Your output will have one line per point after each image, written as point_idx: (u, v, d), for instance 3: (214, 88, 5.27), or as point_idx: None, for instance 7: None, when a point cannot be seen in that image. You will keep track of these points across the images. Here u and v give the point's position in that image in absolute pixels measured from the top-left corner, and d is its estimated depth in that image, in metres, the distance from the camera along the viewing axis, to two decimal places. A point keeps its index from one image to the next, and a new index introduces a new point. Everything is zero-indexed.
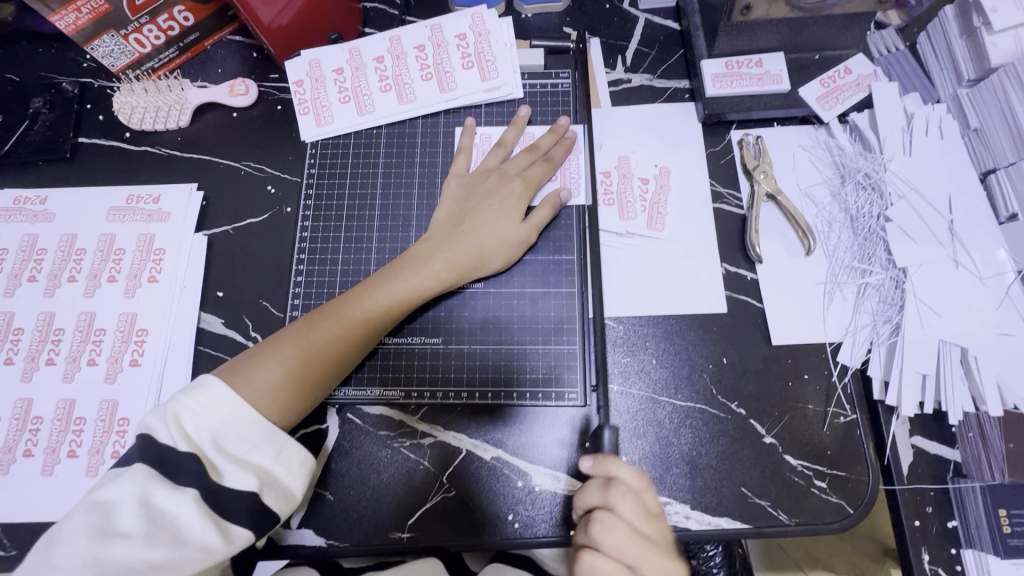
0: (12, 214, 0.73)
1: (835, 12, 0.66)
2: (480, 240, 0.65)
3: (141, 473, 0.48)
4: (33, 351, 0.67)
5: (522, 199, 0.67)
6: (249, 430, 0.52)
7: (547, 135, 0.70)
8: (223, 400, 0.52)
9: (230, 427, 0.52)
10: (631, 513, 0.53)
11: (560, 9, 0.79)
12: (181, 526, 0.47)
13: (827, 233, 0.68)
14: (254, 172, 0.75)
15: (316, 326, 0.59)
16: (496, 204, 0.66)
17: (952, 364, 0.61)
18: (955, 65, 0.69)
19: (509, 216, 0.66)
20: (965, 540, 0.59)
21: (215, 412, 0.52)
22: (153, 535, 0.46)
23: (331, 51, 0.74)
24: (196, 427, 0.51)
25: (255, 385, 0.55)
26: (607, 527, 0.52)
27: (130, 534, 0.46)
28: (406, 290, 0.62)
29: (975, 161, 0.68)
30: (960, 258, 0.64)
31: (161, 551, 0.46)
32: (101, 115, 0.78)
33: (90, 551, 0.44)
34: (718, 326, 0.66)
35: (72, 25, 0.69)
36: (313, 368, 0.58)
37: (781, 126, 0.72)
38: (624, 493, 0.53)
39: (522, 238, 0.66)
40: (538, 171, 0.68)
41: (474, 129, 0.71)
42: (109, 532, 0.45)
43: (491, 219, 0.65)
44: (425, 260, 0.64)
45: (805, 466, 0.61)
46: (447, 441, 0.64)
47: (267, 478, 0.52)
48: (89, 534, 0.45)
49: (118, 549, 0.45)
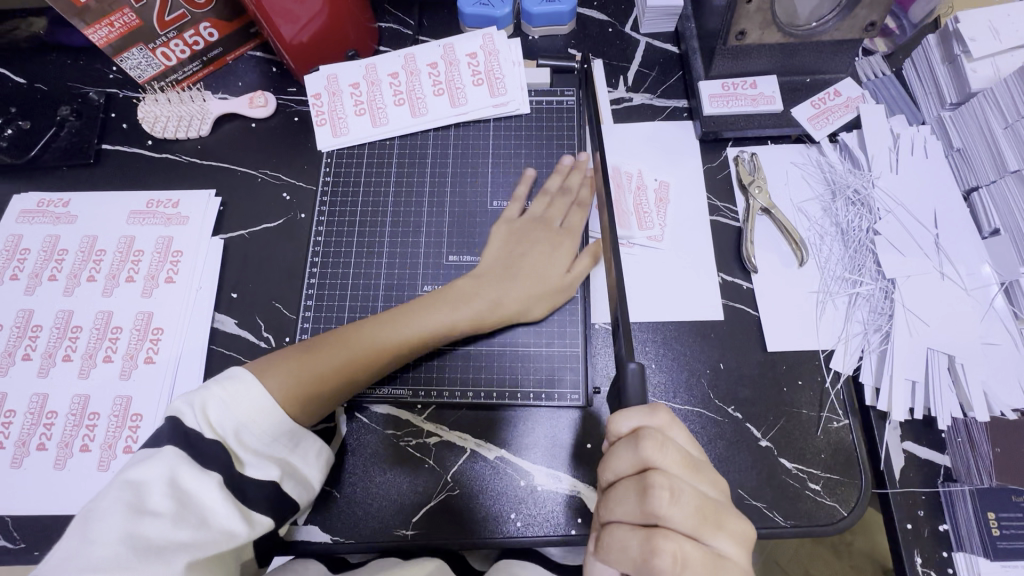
0: (35, 216, 0.75)
1: (825, 38, 0.71)
2: (497, 296, 0.66)
3: (172, 455, 0.47)
4: (50, 348, 0.69)
5: (571, 249, 0.70)
6: (272, 426, 0.54)
7: (574, 173, 0.74)
8: (253, 394, 0.53)
9: (252, 420, 0.53)
10: (675, 459, 0.46)
11: (566, 32, 0.83)
12: (208, 510, 0.47)
13: (819, 246, 0.71)
14: (270, 179, 0.78)
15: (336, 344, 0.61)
16: (548, 252, 0.69)
17: (939, 372, 0.63)
18: (937, 90, 0.73)
19: (559, 265, 0.68)
20: (955, 543, 0.60)
21: (241, 402, 0.53)
22: (182, 515, 0.45)
23: (348, 67, 0.78)
24: (222, 418, 0.52)
25: (284, 383, 0.57)
26: (670, 493, 0.45)
27: (161, 513, 0.45)
28: (422, 330, 0.64)
29: (958, 179, 0.71)
30: (946, 270, 0.66)
31: (190, 531, 0.45)
32: (125, 123, 0.81)
33: (125, 525, 0.43)
34: (716, 333, 0.68)
35: (104, 39, 0.72)
36: (326, 386, 0.59)
37: (774, 144, 0.76)
38: (662, 444, 0.46)
39: (563, 287, 0.68)
40: (578, 218, 0.72)
41: (531, 178, 0.74)
42: (141, 509, 0.44)
43: (543, 268, 0.68)
44: (465, 300, 0.65)
45: (800, 470, 0.63)
46: (451, 441, 0.65)
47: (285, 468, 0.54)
48: (122, 510, 0.43)
49: (149, 526, 0.44)
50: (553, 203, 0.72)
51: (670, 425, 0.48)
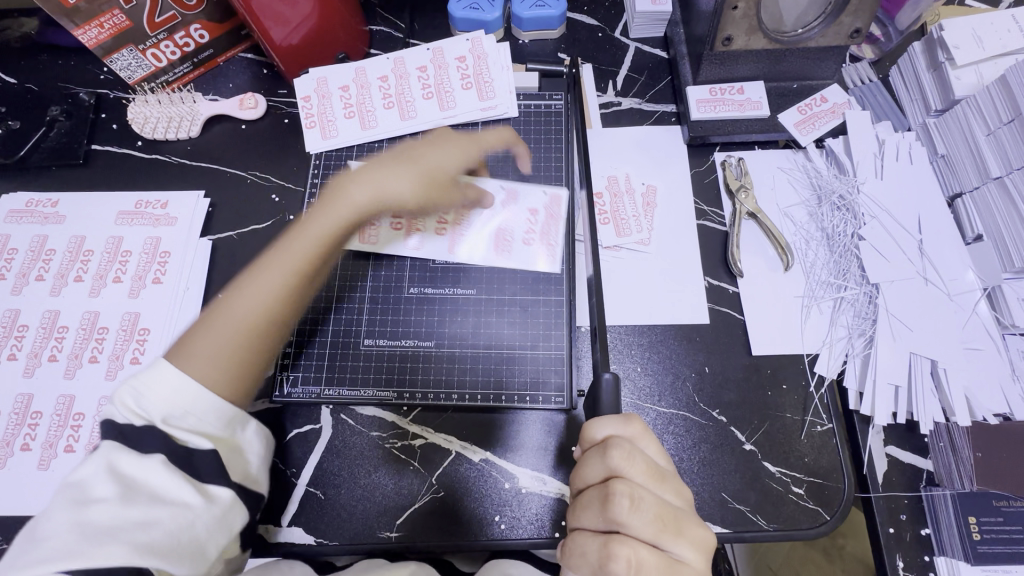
0: (23, 216, 0.75)
1: (811, 45, 0.71)
2: (429, 170, 0.63)
3: (106, 445, 0.45)
4: (36, 348, 0.69)
5: (472, 150, 0.66)
6: (195, 403, 0.48)
7: (498, 131, 0.71)
8: (165, 375, 0.47)
9: (175, 404, 0.47)
10: (642, 470, 0.47)
11: (555, 36, 0.84)
12: (157, 487, 0.44)
13: (804, 251, 0.71)
14: (259, 181, 0.78)
15: (243, 294, 0.53)
16: (441, 145, 0.65)
17: (922, 377, 0.63)
18: (923, 97, 0.74)
19: (457, 154, 0.65)
20: (937, 547, 0.60)
21: (157, 389, 0.47)
22: (128, 496, 0.43)
23: (338, 69, 0.78)
24: (142, 403, 0.47)
25: (198, 363, 0.49)
26: (635, 501, 0.45)
27: (107, 498, 0.42)
28: (320, 233, 0.57)
29: (943, 185, 0.72)
30: (929, 275, 0.67)
31: (140, 509, 0.43)
32: (115, 124, 0.81)
33: (69, 516, 0.41)
34: (701, 336, 0.68)
35: (94, 40, 0.73)
36: (250, 352, 0.52)
37: (761, 149, 0.77)
38: (630, 453, 0.47)
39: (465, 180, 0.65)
40: (494, 137, 0.70)
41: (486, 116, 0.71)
42: (85, 499, 0.42)
43: (440, 156, 0.64)
44: (350, 181, 0.59)
45: (784, 473, 0.63)
46: (436, 443, 0.65)
47: (227, 443, 0.50)
48: (65, 504, 0.42)
49: (96, 512, 0.42)
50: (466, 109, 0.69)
51: (641, 437, 0.50)
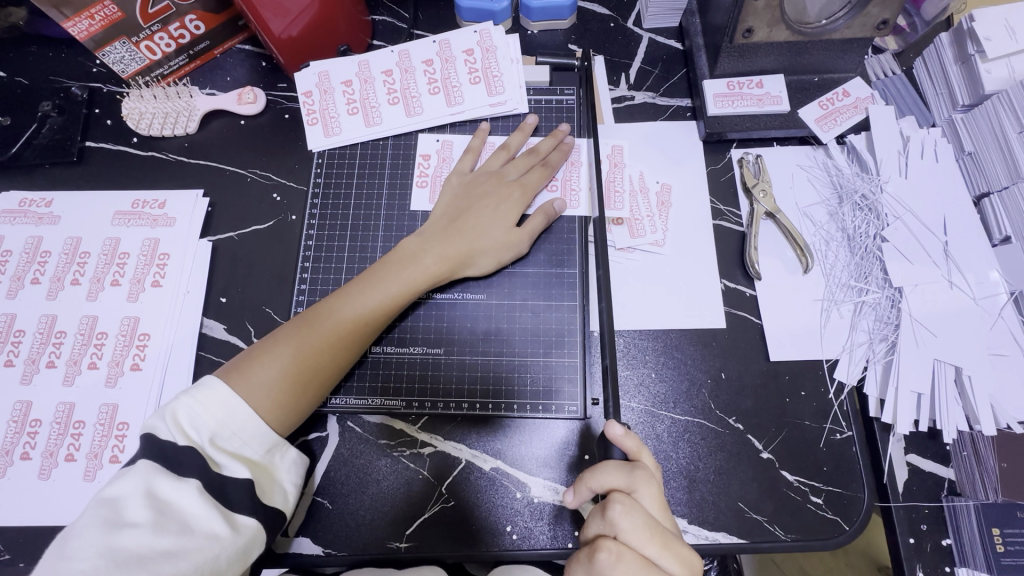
0: (16, 216, 0.73)
1: (835, 37, 0.68)
2: (474, 239, 0.66)
3: (146, 467, 0.48)
4: (33, 354, 0.67)
5: (519, 205, 0.68)
6: (244, 429, 0.53)
7: (547, 141, 0.71)
8: (221, 398, 0.53)
9: (226, 424, 0.53)
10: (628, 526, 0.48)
11: (566, 26, 0.81)
12: (188, 516, 0.48)
13: (824, 252, 0.69)
14: (259, 180, 0.75)
15: (307, 335, 0.59)
16: (491, 207, 0.67)
17: (946, 384, 0.62)
18: (949, 91, 0.71)
19: (504, 221, 0.67)
20: (959, 558, 0.59)
21: (212, 409, 0.52)
22: (161, 523, 0.47)
23: (340, 63, 0.75)
24: (193, 424, 0.52)
25: (256, 386, 0.55)
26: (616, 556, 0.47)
27: (140, 523, 0.46)
28: (386, 297, 0.62)
29: (969, 184, 0.69)
30: (955, 278, 0.65)
31: (170, 538, 0.46)
32: (109, 120, 0.78)
33: (103, 540, 0.45)
34: (717, 341, 0.66)
35: (85, 32, 0.70)
36: (299, 391, 0.57)
37: (780, 146, 0.74)
38: (616, 510, 0.48)
39: (513, 243, 0.67)
40: (535, 176, 0.69)
41: (528, 129, 0.72)
42: (119, 522, 0.46)
43: (488, 221, 0.67)
44: (420, 253, 0.65)
45: (802, 482, 0.61)
46: (446, 452, 0.64)
47: (259, 471, 0.54)
48: (100, 525, 0.45)
49: (129, 537, 0.45)
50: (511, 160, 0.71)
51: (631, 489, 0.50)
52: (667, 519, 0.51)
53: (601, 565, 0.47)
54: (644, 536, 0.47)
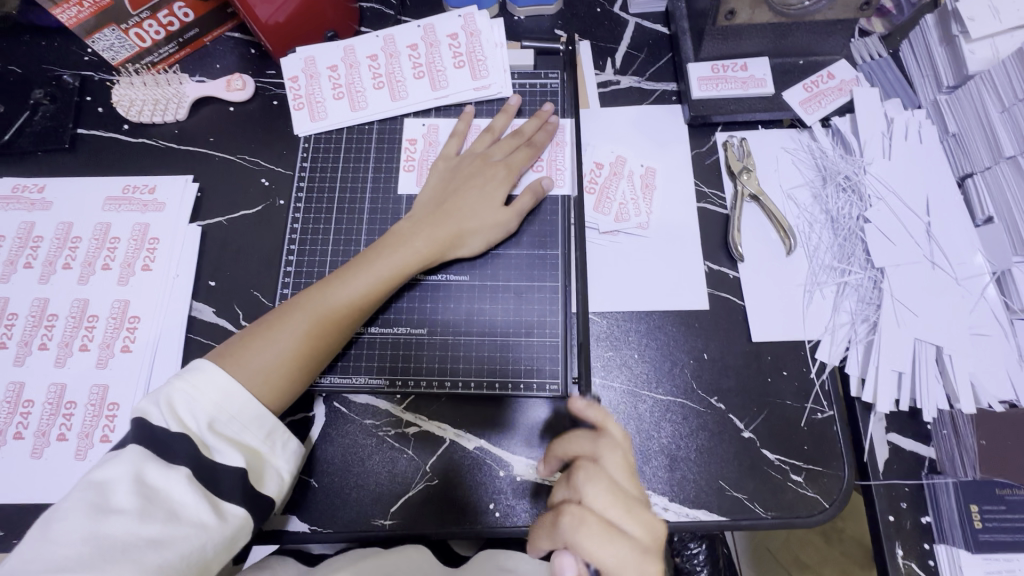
0: (9, 202, 0.74)
1: (818, 18, 0.68)
2: (461, 221, 0.66)
3: (136, 453, 0.49)
4: (26, 336, 0.68)
5: (504, 183, 0.68)
6: (240, 411, 0.54)
7: (531, 121, 0.72)
8: (214, 381, 0.54)
9: (223, 408, 0.54)
10: (598, 489, 0.48)
11: (552, 12, 0.81)
12: (176, 504, 0.48)
13: (808, 233, 0.69)
14: (248, 166, 0.76)
15: (297, 318, 0.60)
16: (479, 187, 0.68)
17: (927, 363, 0.62)
18: (935, 73, 0.71)
19: (492, 199, 0.68)
20: (938, 535, 0.59)
21: (208, 394, 0.53)
22: (147, 510, 0.46)
23: (326, 49, 0.76)
24: (189, 409, 0.52)
25: (246, 367, 0.56)
26: (580, 520, 0.47)
27: (126, 510, 0.46)
28: (376, 279, 0.63)
29: (953, 165, 0.69)
30: (937, 259, 0.65)
31: (157, 526, 0.46)
32: (100, 107, 0.79)
33: (88, 527, 0.44)
34: (700, 322, 0.67)
35: (74, 18, 0.70)
36: (290, 372, 0.58)
37: (765, 129, 0.74)
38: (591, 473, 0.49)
39: (504, 222, 0.67)
40: (521, 157, 0.70)
41: (512, 111, 0.73)
42: (105, 508, 0.46)
43: (474, 202, 0.67)
44: (410, 236, 0.65)
45: (783, 461, 0.62)
46: (431, 431, 0.65)
47: (252, 459, 0.54)
48: (85, 510, 0.45)
49: (115, 524, 0.45)
50: (497, 142, 0.71)
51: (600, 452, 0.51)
52: (636, 487, 0.51)
53: (563, 530, 0.47)
54: (608, 500, 0.48)
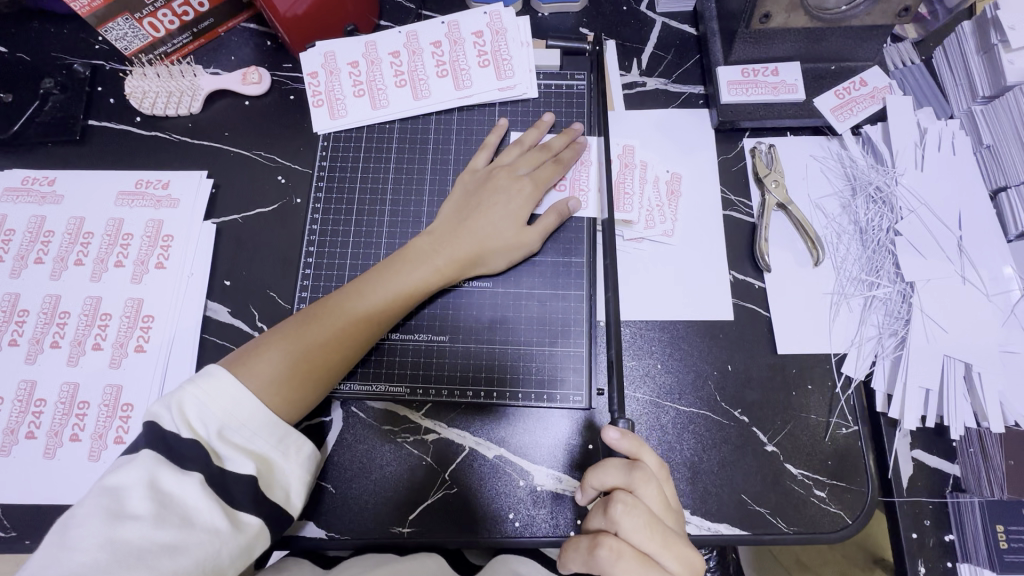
0: (19, 195, 0.72)
1: (855, 23, 0.66)
2: (484, 236, 0.65)
3: (149, 458, 0.47)
4: (38, 334, 0.67)
5: (531, 201, 0.67)
6: (250, 419, 0.53)
7: (559, 137, 0.70)
8: (227, 389, 0.53)
9: (233, 416, 0.52)
10: (640, 523, 0.47)
11: (577, 9, 0.79)
12: (190, 509, 0.47)
13: (836, 245, 0.68)
14: (265, 162, 0.74)
15: (316, 328, 0.59)
16: (502, 202, 0.66)
17: (955, 380, 0.61)
18: (969, 82, 0.69)
19: (514, 218, 0.66)
20: (961, 554, 0.59)
21: (219, 400, 0.52)
22: (162, 516, 0.45)
23: (347, 43, 0.74)
24: (200, 415, 0.51)
25: (261, 377, 0.55)
26: (616, 553, 0.47)
27: (141, 515, 0.45)
28: (398, 292, 0.62)
29: (985, 178, 0.68)
30: (968, 274, 0.64)
31: (171, 532, 0.45)
32: (111, 98, 0.77)
33: (103, 531, 0.43)
34: (725, 333, 0.66)
35: (88, 7, 0.68)
36: (307, 383, 0.57)
37: (793, 136, 0.72)
38: (632, 505, 0.48)
39: (524, 242, 0.66)
40: (547, 170, 0.68)
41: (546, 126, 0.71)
42: (121, 514, 0.44)
43: (496, 220, 0.65)
44: (434, 250, 0.64)
45: (806, 476, 0.61)
46: (449, 439, 0.64)
47: (263, 467, 0.53)
48: (100, 516, 0.44)
49: (130, 530, 0.44)
50: (523, 155, 0.69)
51: (642, 484, 0.49)
52: (671, 518, 0.51)
53: (600, 561, 0.47)
54: (645, 535, 0.47)
